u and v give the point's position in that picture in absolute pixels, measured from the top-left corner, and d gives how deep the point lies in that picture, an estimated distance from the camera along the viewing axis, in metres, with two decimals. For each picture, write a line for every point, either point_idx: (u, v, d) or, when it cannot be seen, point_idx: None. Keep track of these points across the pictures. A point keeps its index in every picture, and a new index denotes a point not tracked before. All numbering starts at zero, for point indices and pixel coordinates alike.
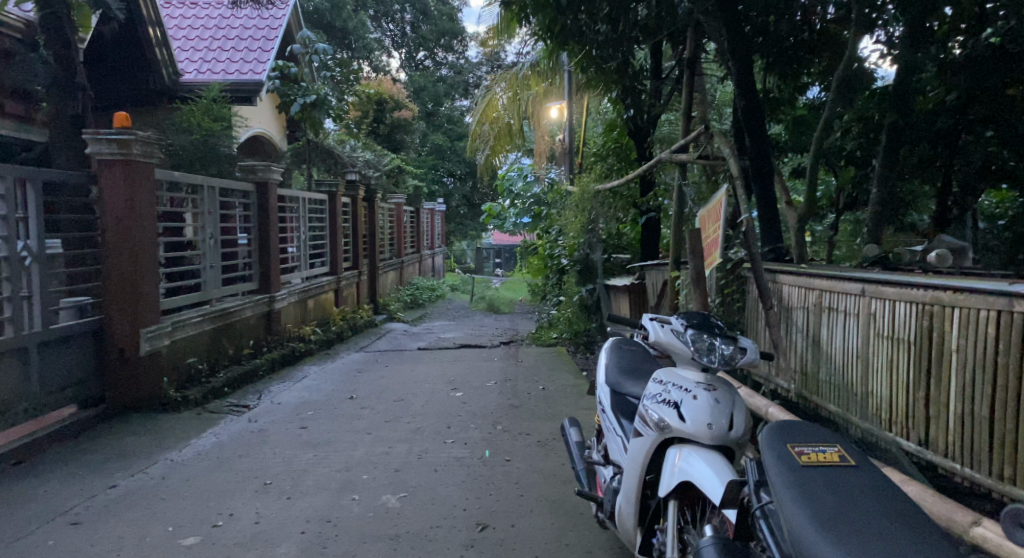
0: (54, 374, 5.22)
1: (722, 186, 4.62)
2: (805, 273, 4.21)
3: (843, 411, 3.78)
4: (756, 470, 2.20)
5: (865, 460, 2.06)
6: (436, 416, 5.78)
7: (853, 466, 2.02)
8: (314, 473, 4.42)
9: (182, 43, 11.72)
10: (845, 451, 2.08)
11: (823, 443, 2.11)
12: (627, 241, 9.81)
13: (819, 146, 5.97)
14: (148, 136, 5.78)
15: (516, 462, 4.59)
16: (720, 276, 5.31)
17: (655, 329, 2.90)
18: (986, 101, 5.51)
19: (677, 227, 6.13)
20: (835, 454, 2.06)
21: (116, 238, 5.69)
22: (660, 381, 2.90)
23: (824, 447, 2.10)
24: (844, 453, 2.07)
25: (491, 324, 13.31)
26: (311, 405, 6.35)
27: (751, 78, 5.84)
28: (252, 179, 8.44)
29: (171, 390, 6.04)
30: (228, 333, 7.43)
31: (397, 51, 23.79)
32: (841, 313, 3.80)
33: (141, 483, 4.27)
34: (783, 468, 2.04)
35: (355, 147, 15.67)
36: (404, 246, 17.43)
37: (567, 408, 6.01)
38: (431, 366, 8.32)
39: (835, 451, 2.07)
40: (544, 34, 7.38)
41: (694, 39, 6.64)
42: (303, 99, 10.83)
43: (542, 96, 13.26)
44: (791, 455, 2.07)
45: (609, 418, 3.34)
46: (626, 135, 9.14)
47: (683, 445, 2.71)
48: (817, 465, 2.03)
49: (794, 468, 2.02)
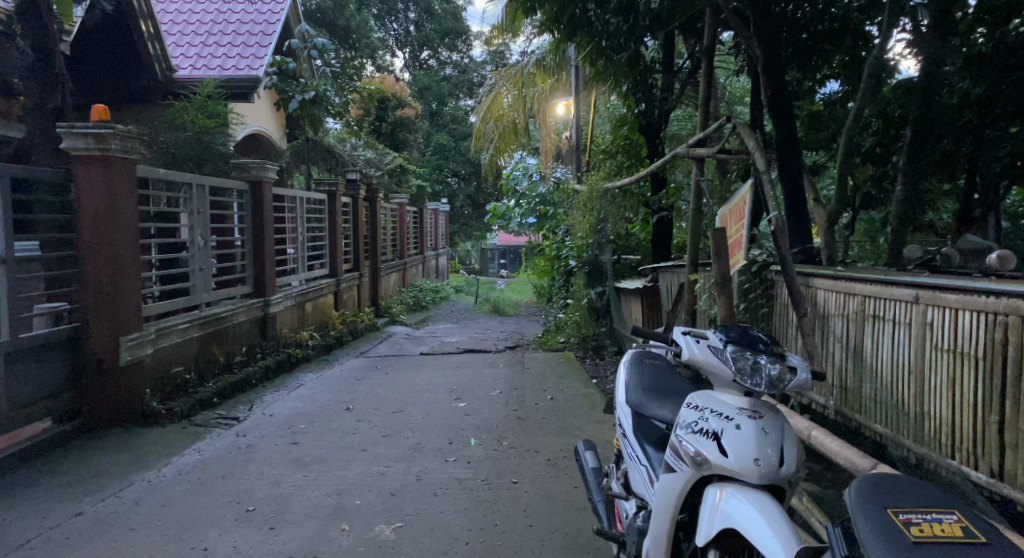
0: (24, 387, 4.82)
1: (747, 180, 4.18)
2: (843, 277, 3.79)
3: (892, 432, 3.37)
4: (842, 535, 1.91)
5: (995, 535, 1.74)
6: (438, 430, 5.38)
7: (981, 544, 1.70)
8: (302, 497, 4.02)
9: (177, 39, 11.33)
10: (968, 522, 1.77)
11: (937, 511, 1.81)
12: (637, 242, 9.41)
13: (848, 143, 5.54)
14: (128, 130, 5.36)
15: (524, 485, 4.18)
16: (744, 279, 4.87)
17: (689, 345, 2.56)
18: (1012, 97, 5.15)
19: (695, 226, 5.71)
20: (957, 527, 1.75)
21: (95, 240, 5.29)
22: (695, 407, 2.54)
23: (940, 516, 1.79)
24: (969, 526, 1.75)
25: (495, 327, 12.91)
26: (304, 417, 5.96)
27: (778, 64, 5.42)
28: (246, 177, 7.97)
29: (155, 402, 5.65)
30: (219, 340, 7.03)
31: (401, 50, 23.50)
32: (889, 322, 3.38)
33: (111, 509, 3.89)
34: (893, 546, 1.73)
35: (356, 145, 15.31)
36: (407, 248, 17.06)
37: (578, 421, 5.61)
38: (433, 373, 7.94)
39: (956, 522, 1.76)
40: (551, 25, 7.02)
41: (712, 25, 6.09)
42: (301, 96, 10.40)
43: (549, 93, 12.83)
44: (900, 528, 1.76)
45: (631, 445, 2.97)
46: (637, 131, 8.64)
47: (724, 484, 2.35)
48: (933, 541, 1.72)
49: (908, 546, 1.72)
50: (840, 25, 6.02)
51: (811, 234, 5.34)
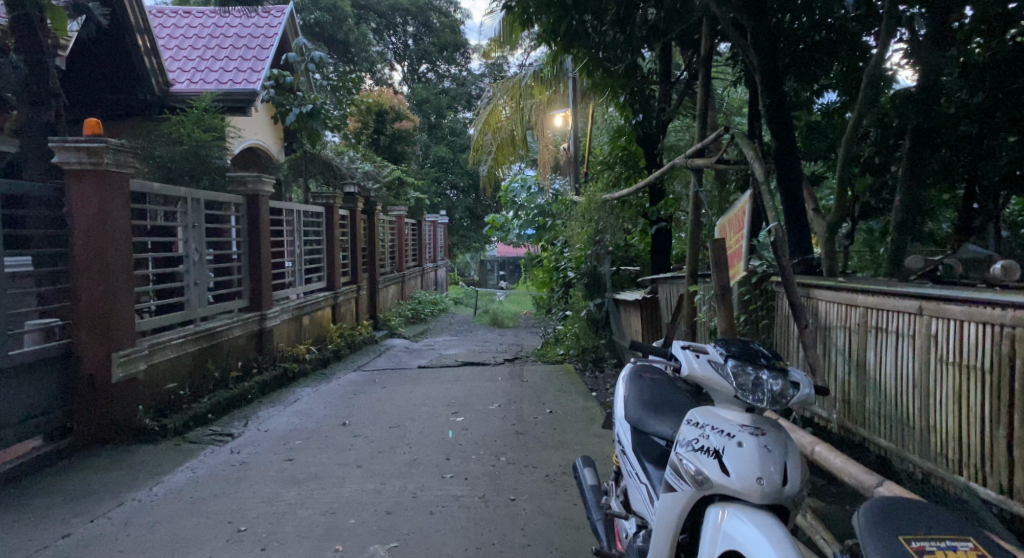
0: (13, 405, 4.74)
1: (747, 190, 4.11)
2: (845, 288, 3.72)
3: (897, 447, 3.30)
4: None
5: None
6: (435, 446, 5.30)
7: None
8: (296, 516, 3.95)
9: (174, 53, 11.31)
10: (983, 550, 1.79)
11: (952, 538, 1.83)
12: (636, 253, 9.44)
13: (847, 153, 5.48)
14: (122, 143, 5.31)
15: (522, 502, 4.11)
16: (743, 290, 4.81)
17: (689, 360, 2.50)
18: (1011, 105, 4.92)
19: (693, 238, 5.65)
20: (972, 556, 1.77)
21: (88, 255, 5.22)
22: (695, 424, 2.49)
23: (954, 544, 1.82)
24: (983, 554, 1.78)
25: (495, 339, 12.82)
26: (300, 433, 5.89)
27: (777, 73, 5.38)
28: (242, 191, 7.87)
29: (148, 419, 5.57)
30: (214, 355, 6.94)
31: (400, 64, 23.55)
32: (893, 334, 3.31)
33: (99, 530, 3.81)
34: None
35: (354, 158, 15.27)
36: (405, 260, 16.97)
37: (577, 436, 5.53)
38: (431, 386, 7.85)
39: (971, 551, 1.78)
40: (547, 37, 6.98)
41: (709, 35, 6.05)
42: (299, 109, 10.31)
43: (547, 104, 12.58)
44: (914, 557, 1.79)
45: (631, 462, 2.92)
46: (635, 142, 8.58)
47: (727, 504, 2.30)
48: None
49: None
50: (837, 35, 5.99)
51: (811, 244, 5.29)
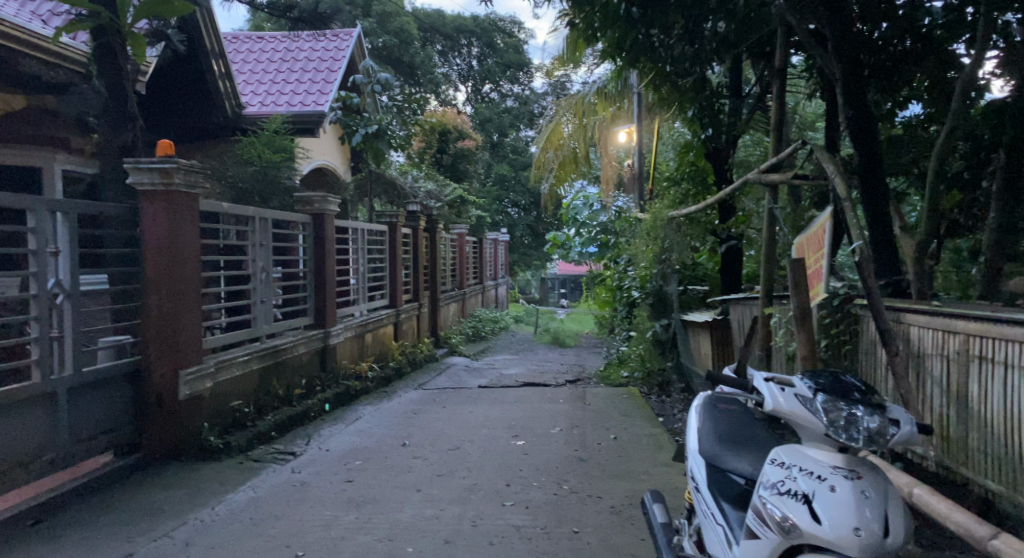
0: (85, 421, 4.82)
1: (827, 207, 3.87)
2: (941, 312, 3.42)
3: (1010, 491, 3.00)
4: None
5: None
6: (495, 471, 5.17)
7: None
8: (353, 541, 3.86)
9: (246, 77, 11.60)
10: None
11: None
12: (704, 272, 9.14)
13: (937, 167, 5.14)
14: (191, 164, 5.33)
15: (585, 535, 3.92)
16: (823, 313, 4.52)
17: (774, 394, 2.33)
18: None
19: (768, 258, 5.38)
20: None
21: (158, 274, 5.27)
22: (781, 464, 2.34)
23: None
24: None
25: (557, 359, 12.63)
26: (361, 453, 5.83)
27: (860, 84, 5.08)
28: (309, 211, 7.94)
29: (212, 436, 5.60)
30: (278, 372, 6.96)
31: (464, 84, 23.68)
32: (1001, 365, 3.02)
33: (161, 550, 3.80)
34: None
35: (417, 177, 15.36)
36: (466, 278, 16.94)
37: (643, 464, 5.31)
38: (492, 408, 7.72)
39: None
40: (611, 52, 6.82)
41: (784, 46, 5.77)
42: (365, 129, 10.42)
43: (610, 121, 12.51)
44: None
45: (707, 501, 2.73)
46: (703, 157, 8.30)
47: (818, 554, 2.12)
48: None
49: None
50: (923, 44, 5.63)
51: (897, 265, 4.98)
